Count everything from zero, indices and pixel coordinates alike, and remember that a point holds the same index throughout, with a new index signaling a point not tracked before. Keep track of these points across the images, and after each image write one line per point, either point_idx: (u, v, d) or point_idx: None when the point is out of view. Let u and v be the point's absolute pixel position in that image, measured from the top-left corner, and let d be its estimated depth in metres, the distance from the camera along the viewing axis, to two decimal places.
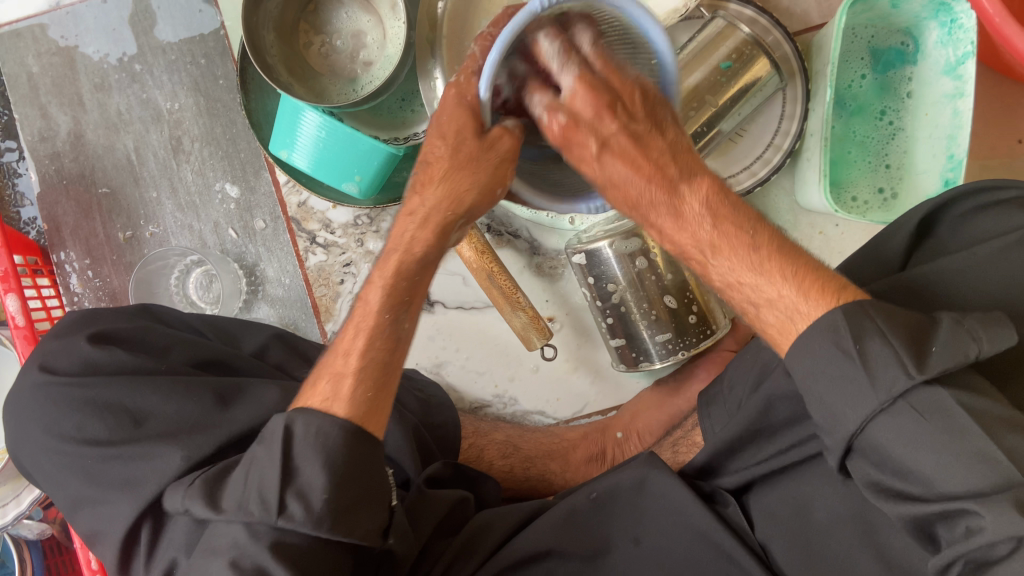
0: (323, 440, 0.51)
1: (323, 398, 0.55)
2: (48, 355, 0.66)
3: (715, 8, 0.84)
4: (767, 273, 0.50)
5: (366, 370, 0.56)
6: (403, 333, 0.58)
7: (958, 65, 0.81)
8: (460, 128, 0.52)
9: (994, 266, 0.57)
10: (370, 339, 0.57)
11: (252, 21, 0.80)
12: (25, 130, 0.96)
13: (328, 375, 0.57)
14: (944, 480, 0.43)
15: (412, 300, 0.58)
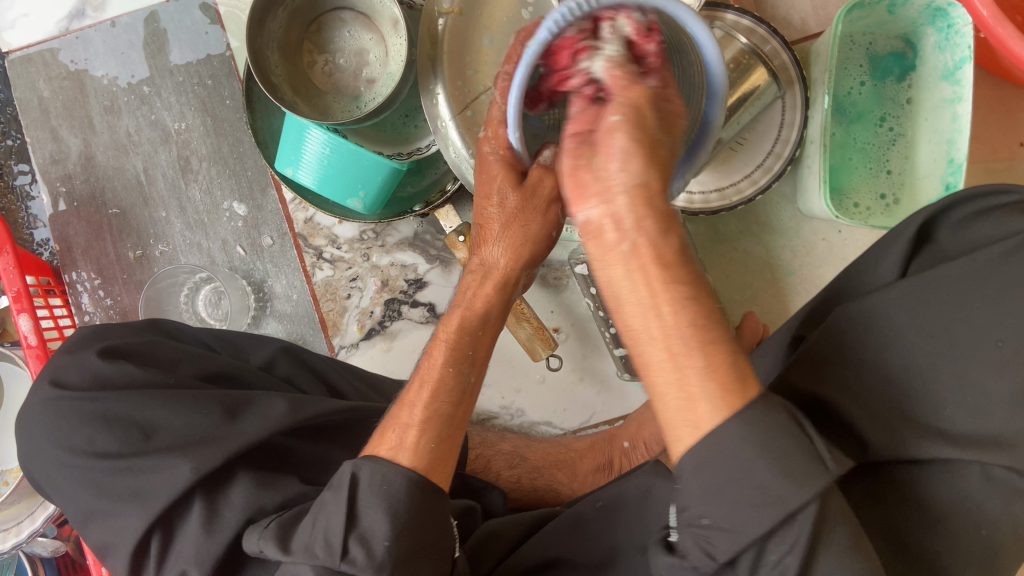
0: (387, 488, 0.52)
1: (388, 447, 0.56)
2: (59, 370, 0.67)
3: (712, 19, 0.85)
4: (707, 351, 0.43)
5: (428, 421, 0.57)
6: (468, 386, 0.60)
7: (955, 70, 0.81)
8: (504, 180, 0.59)
9: (980, 276, 0.57)
10: (435, 391, 0.59)
11: (257, 41, 0.82)
12: (37, 152, 0.97)
13: (393, 427, 0.57)
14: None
15: (476, 355, 0.61)
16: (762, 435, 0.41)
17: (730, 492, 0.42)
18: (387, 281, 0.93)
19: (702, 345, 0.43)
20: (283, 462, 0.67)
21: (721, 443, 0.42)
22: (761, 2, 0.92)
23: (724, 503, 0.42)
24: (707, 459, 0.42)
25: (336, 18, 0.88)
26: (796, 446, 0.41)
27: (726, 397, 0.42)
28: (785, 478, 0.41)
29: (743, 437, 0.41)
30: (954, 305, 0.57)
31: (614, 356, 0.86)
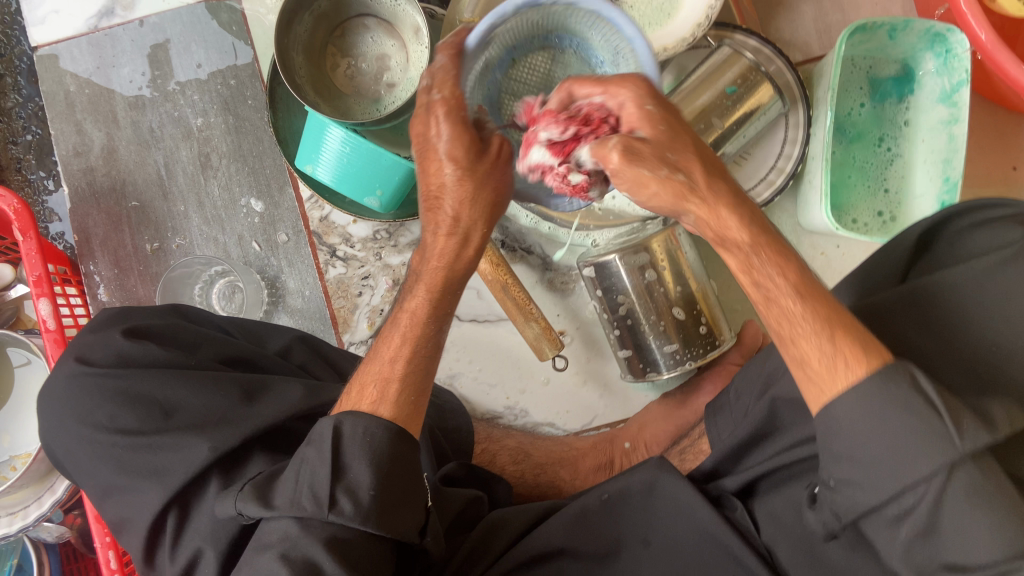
0: (369, 440, 0.54)
1: (369, 400, 0.58)
2: (83, 347, 0.68)
3: (721, 38, 0.89)
4: (826, 322, 0.49)
5: (408, 376, 0.59)
6: (442, 341, 0.62)
7: (952, 93, 0.85)
8: (463, 143, 0.53)
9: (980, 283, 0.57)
10: (414, 348, 0.60)
11: (283, 42, 0.85)
12: (60, 144, 1.00)
13: (374, 381, 0.59)
14: (985, 550, 0.43)
15: (451, 302, 0.62)
16: (890, 404, 0.46)
17: (862, 455, 0.47)
18: (398, 280, 0.96)
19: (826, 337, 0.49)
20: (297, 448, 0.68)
21: (853, 418, 0.47)
22: (767, 25, 0.96)
23: (863, 460, 0.47)
24: (839, 418, 0.48)
25: (360, 25, 0.91)
26: (921, 423, 0.45)
27: (835, 366, 0.48)
28: (909, 448, 0.45)
29: (876, 402, 0.46)
30: (972, 307, 0.57)
31: (619, 358, 0.88)
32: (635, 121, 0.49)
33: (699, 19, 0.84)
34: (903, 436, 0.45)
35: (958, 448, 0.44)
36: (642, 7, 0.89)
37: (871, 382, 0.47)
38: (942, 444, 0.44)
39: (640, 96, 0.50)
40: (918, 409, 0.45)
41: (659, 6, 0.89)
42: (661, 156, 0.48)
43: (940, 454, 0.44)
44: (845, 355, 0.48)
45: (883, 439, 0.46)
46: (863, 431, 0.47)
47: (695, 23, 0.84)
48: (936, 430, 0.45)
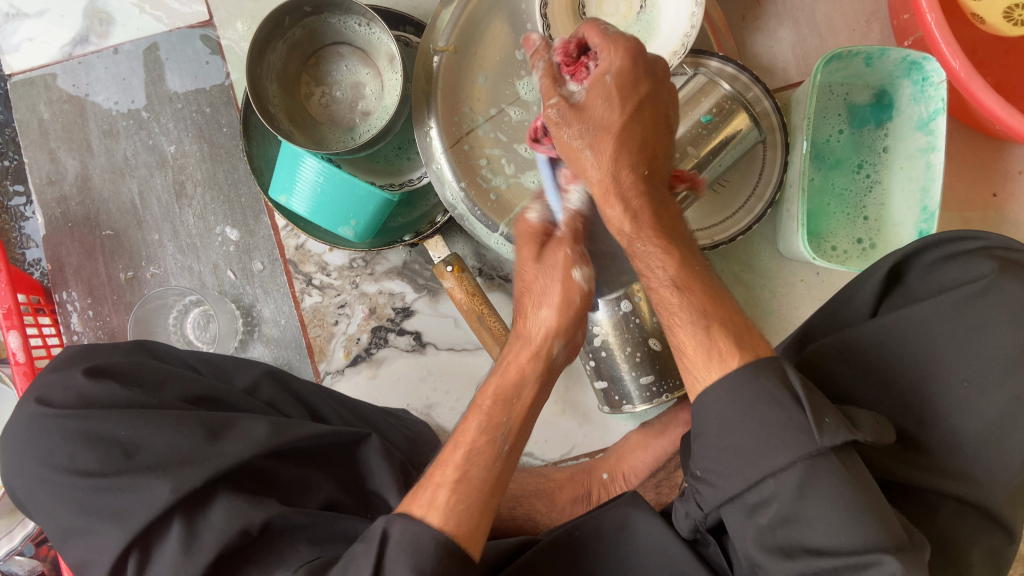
0: (416, 546, 0.52)
1: (419, 506, 0.55)
2: (45, 388, 0.66)
3: (697, 65, 0.88)
4: (710, 330, 0.56)
5: (459, 482, 0.56)
6: (504, 455, 0.59)
7: (929, 121, 0.84)
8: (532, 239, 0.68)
9: (937, 323, 0.60)
10: (467, 456, 0.58)
11: (256, 72, 0.84)
12: (34, 173, 0.99)
13: (423, 487, 0.57)
14: (843, 539, 0.47)
15: (512, 423, 0.60)
16: (761, 399, 0.50)
17: (728, 444, 0.50)
18: (374, 308, 0.95)
19: (716, 330, 0.56)
20: (262, 485, 0.67)
21: (718, 401, 0.52)
22: (744, 52, 0.96)
23: (729, 451, 0.50)
24: (709, 402, 0.53)
25: (334, 52, 0.90)
26: (783, 414, 0.49)
27: (703, 358, 0.55)
28: (772, 440, 0.48)
29: (743, 395, 0.51)
30: (942, 338, 0.59)
31: (595, 389, 0.88)
32: (593, 80, 0.61)
33: (675, 47, 0.83)
34: (762, 430, 0.49)
35: (816, 443, 0.48)
36: None
37: (746, 375, 0.52)
38: (792, 440, 0.48)
39: (610, 66, 0.60)
40: (787, 401, 0.49)
41: (636, 32, 0.87)
42: (585, 121, 0.62)
43: (801, 447, 0.48)
44: (719, 349, 0.54)
45: (745, 430, 0.50)
46: (733, 433, 0.50)
47: (671, 50, 0.83)
48: (793, 423, 0.49)
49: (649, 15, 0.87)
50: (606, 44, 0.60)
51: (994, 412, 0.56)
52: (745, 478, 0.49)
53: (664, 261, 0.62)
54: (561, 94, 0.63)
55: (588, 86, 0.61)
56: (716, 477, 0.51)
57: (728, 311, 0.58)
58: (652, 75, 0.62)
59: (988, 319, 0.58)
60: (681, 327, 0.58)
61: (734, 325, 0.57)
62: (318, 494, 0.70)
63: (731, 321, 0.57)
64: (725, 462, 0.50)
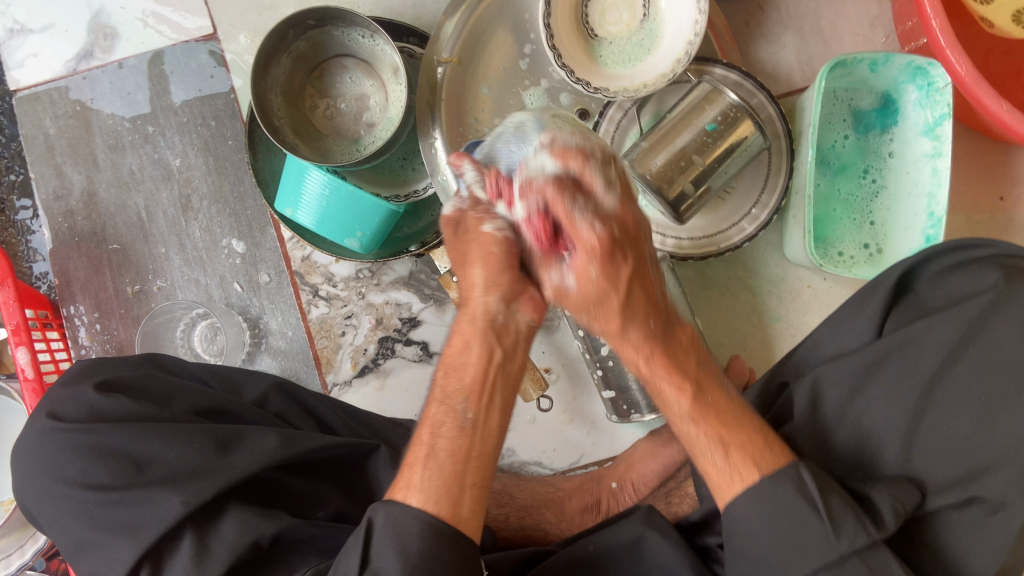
0: (399, 529, 0.53)
1: (401, 490, 0.55)
2: (55, 403, 0.67)
3: (701, 72, 0.88)
4: (734, 464, 0.56)
5: (427, 459, 0.56)
6: (468, 422, 0.58)
7: (935, 126, 0.85)
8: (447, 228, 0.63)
9: (946, 342, 0.60)
10: (434, 433, 0.58)
11: (261, 85, 0.85)
12: (41, 188, 1.00)
13: (404, 468, 0.57)
14: None
15: (467, 388, 0.59)
16: (779, 511, 0.54)
17: (755, 552, 0.55)
18: (381, 319, 0.95)
19: (733, 450, 0.57)
20: (272, 498, 0.67)
21: (741, 517, 0.55)
22: (747, 58, 0.95)
23: (757, 552, 0.54)
24: (738, 520, 0.55)
25: (339, 64, 0.90)
26: (805, 525, 0.53)
27: (738, 468, 0.56)
28: (802, 552, 0.53)
29: (770, 502, 0.54)
30: (949, 356, 0.59)
31: (603, 397, 0.88)
32: (580, 267, 0.58)
33: (679, 55, 0.83)
34: (788, 537, 0.53)
35: (837, 548, 0.52)
36: (622, 43, 0.88)
37: (764, 485, 0.54)
38: (812, 550, 0.52)
39: (593, 259, 0.58)
40: (806, 512, 0.53)
41: (639, 41, 0.88)
42: (585, 303, 0.60)
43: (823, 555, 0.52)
44: (744, 472, 0.56)
45: (766, 540, 0.54)
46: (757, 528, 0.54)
47: (676, 58, 0.83)
48: (816, 535, 0.52)
49: (652, 23, 0.87)
50: (575, 228, 0.57)
51: (1004, 440, 0.56)
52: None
53: (679, 393, 0.61)
54: (556, 280, 0.60)
55: (574, 271, 0.59)
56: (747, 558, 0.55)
57: (744, 419, 0.59)
58: (629, 244, 0.59)
59: (998, 337, 0.59)
60: (673, 404, 0.61)
61: (749, 438, 0.58)
62: (328, 506, 0.71)
63: (746, 424, 0.59)
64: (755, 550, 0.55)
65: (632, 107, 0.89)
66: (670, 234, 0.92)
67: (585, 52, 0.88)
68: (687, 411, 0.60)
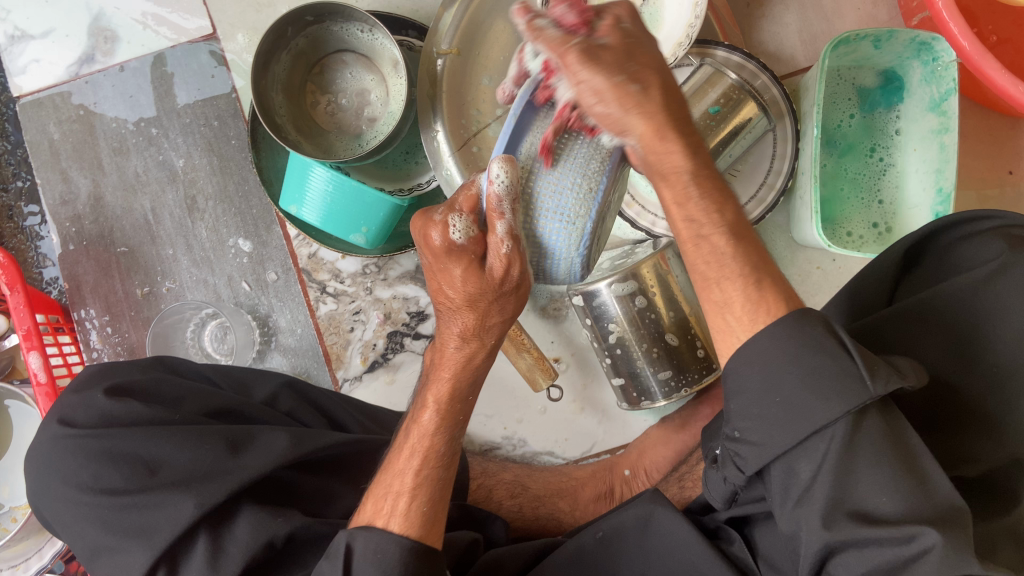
0: (381, 557, 0.56)
1: (382, 515, 0.59)
2: (66, 409, 0.67)
3: (703, 55, 0.87)
4: (760, 300, 0.51)
5: (421, 487, 0.60)
6: (456, 448, 0.64)
7: (941, 102, 0.83)
8: (442, 251, 0.55)
9: (963, 303, 0.58)
10: (425, 459, 0.62)
11: (261, 83, 0.84)
12: (47, 194, 1.00)
13: (386, 495, 0.60)
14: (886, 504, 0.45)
15: (464, 417, 0.64)
16: (805, 350, 0.47)
17: (769, 408, 0.48)
18: (389, 314, 0.95)
19: (749, 284, 0.51)
20: (284, 496, 0.68)
21: (756, 366, 0.49)
22: (749, 40, 0.95)
23: (767, 415, 0.48)
24: (748, 371, 0.49)
25: (338, 60, 0.90)
26: (832, 363, 0.47)
27: (747, 319, 0.50)
28: (820, 391, 0.46)
29: (781, 348, 0.48)
30: (981, 316, 0.58)
31: (613, 385, 0.87)
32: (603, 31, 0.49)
33: (679, 39, 0.82)
34: (795, 383, 0.47)
35: (868, 390, 0.45)
36: None
37: (788, 324, 0.49)
38: (827, 398, 0.46)
39: (618, 18, 0.50)
40: (833, 350, 0.47)
41: None
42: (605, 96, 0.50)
43: (852, 397, 0.45)
44: (770, 306, 0.50)
45: (793, 383, 0.47)
46: (754, 386, 0.49)
47: (677, 42, 0.82)
48: (843, 370, 0.46)
49: (651, 7, 0.86)
50: (609, 8, 0.50)
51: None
52: (793, 433, 0.47)
53: (711, 208, 0.53)
54: (583, 37, 0.48)
55: (603, 35, 0.49)
56: (749, 439, 0.49)
57: (760, 249, 0.53)
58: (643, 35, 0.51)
59: (1009, 295, 0.57)
60: (703, 269, 0.53)
61: (756, 261, 0.52)
62: (340, 504, 0.71)
63: (755, 259, 0.52)
64: (761, 421, 0.48)
65: None
66: None
67: None
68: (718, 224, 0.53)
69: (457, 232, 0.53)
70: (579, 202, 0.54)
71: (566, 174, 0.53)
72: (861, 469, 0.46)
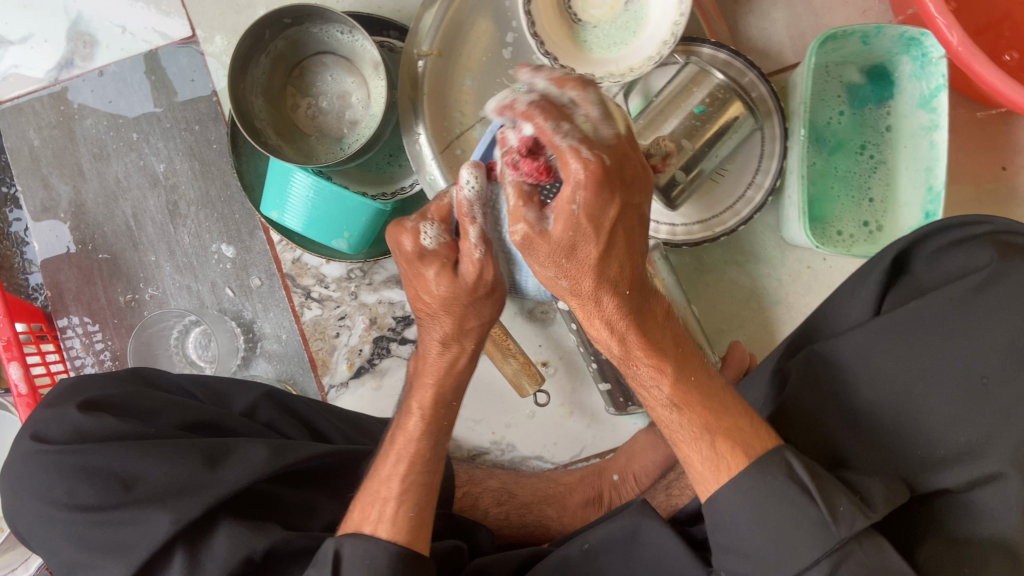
0: (370, 562, 0.54)
1: (369, 522, 0.58)
2: (38, 424, 0.66)
3: (688, 53, 0.85)
4: (720, 459, 0.55)
5: (407, 492, 0.59)
6: (441, 454, 0.62)
7: (931, 98, 0.82)
8: (415, 260, 0.56)
9: (947, 319, 0.59)
10: (410, 463, 0.60)
11: (240, 87, 0.83)
12: (28, 200, 0.99)
13: (372, 501, 0.59)
14: None
15: (448, 423, 0.63)
16: (770, 498, 0.52)
17: (751, 542, 0.53)
18: (375, 319, 0.94)
19: (716, 441, 0.55)
20: (264, 509, 0.66)
21: (740, 506, 0.53)
22: (737, 36, 0.93)
23: (752, 547, 0.52)
24: (724, 510, 0.54)
25: (318, 62, 0.89)
26: (798, 511, 0.51)
27: (713, 468, 0.55)
28: (798, 537, 0.51)
29: (748, 497, 0.53)
30: (955, 334, 0.58)
31: (600, 390, 0.86)
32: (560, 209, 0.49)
33: (664, 37, 0.81)
34: (783, 537, 0.51)
35: (835, 534, 0.51)
36: (606, 26, 0.86)
37: (751, 475, 0.53)
38: (801, 544, 0.51)
39: (577, 191, 0.48)
40: (798, 501, 0.52)
41: (624, 23, 0.85)
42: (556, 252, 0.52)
43: (823, 541, 0.51)
44: (728, 467, 0.54)
45: (768, 531, 0.52)
46: (741, 528, 0.53)
47: (661, 40, 0.81)
48: (813, 519, 0.51)
49: (636, 5, 0.85)
50: (565, 151, 0.48)
51: (989, 417, 0.55)
52: (783, 572, 0.51)
53: (658, 376, 0.58)
54: (528, 220, 0.50)
55: (554, 214, 0.49)
56: (741, 565, 0.53)
57: (725, 412, 0.57)
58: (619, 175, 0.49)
59: (994, 310, 0.57)
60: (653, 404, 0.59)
61: (718, 421, 0.56)
62: (322, 515, 0.70)
63: (715, 412, 0.57)
64: (747, 555, 0.53)
65: (620, 92, 0.88)
66: (664, 221, 0.90)
67: (569, 38, 0.86)
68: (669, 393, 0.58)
69: (428, 239, 0.56)
70: None
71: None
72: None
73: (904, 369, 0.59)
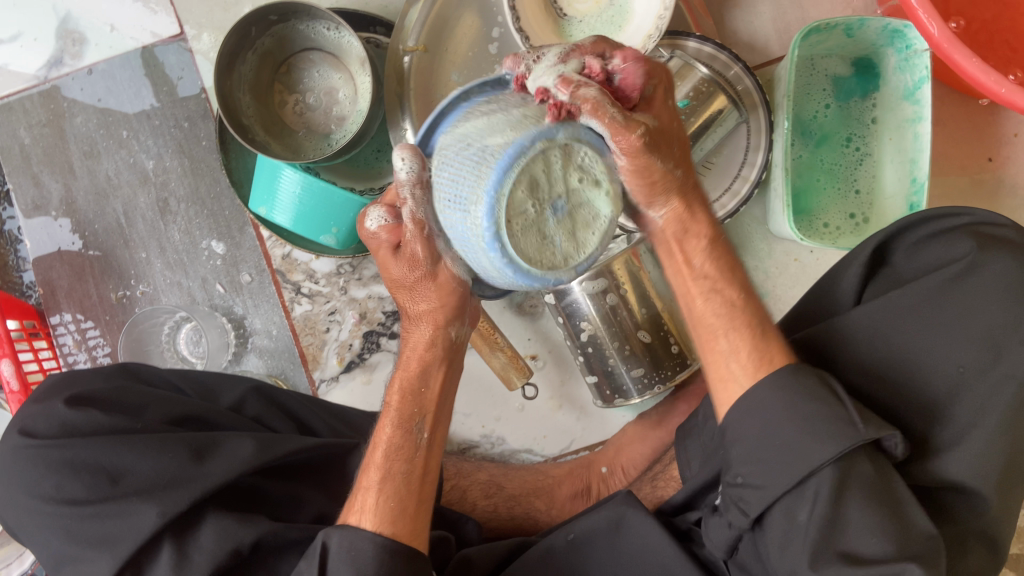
0: (356, 555, 0.55)
1: (353, 514, 0.59)
2: (27, 420, 0.66)
3: (674, 46, 0.85)
4: (761, 360, 0.56)
5: (387, 481, 0.59)
6: (421, 440, 0.62)
7: (915, 90, 0.83)
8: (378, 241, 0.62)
9: (928, 308, 0.59)
10: (387, 452, 0.61)
11: (226, 84, 0.83)
12: (19, 198, 0.99)
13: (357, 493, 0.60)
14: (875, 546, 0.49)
15: (425, 410, 0.62)
16: (804, 401, 0.52)
17: (768, 453, 0.53)
18: (365, 313, 0.95)
19: (737, 333, 0.57)
20: (252, 502, 0.67)
21: (760, 414, 0.54)
22: (722, 30, 0.93)
23: (761, 456, 0.53)
24: (748, 424, 0.54)
25: (306, 58, 0.89)
26: (826, 411, 0.52)
27: (750, 367, 0.56)
28: (817, 435, 0.51)
29: (782, 410, 0.53)
30: (934, 324, 0.58)
31: (588, 383, 0.87)
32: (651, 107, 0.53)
33: (648, 30, 0.81)
34: (794, 440, 0.52)
35: (860, 435, 0.51)
36: (592, 20, 0.86)
37: (785, 375, 0.54)
38: (818, 449, 0.51)
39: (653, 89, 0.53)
40: (827, 398, 0.52)
41: (609, 18, 0.86)
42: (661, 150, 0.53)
43: (843, 440, 0.50)
44: (769, 360, 0.56)
45: (790, 430, 0.52)
46: (755, 432, 0.54)
47: (645, 34, 0.81)
48: (837, 417, 0.52)
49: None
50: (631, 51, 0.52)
51: (969, 408, 0.56)
52: (790, 475, 0.51)
53: (716, 285, 0.58)
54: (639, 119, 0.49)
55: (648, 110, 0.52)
56: (751, 483, 0.54)
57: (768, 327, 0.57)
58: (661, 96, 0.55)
59: (969, 301, 0.57)
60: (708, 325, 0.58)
61: (757, 330, 0.57)
62: (310, 507, 0.71)
63: (759, 329, 0.57)
64: (761, 469, 0.53)
65: None
66: None
67: (554, 32, 0.86)
68: (721, 305, 0.57)
69: (377, 219, 0.60)
70: (472, 188, 0.45)
71: (465, 161, 0.46)
72: (856, 503, 0.50)
73: (885, 357, 0.59)
